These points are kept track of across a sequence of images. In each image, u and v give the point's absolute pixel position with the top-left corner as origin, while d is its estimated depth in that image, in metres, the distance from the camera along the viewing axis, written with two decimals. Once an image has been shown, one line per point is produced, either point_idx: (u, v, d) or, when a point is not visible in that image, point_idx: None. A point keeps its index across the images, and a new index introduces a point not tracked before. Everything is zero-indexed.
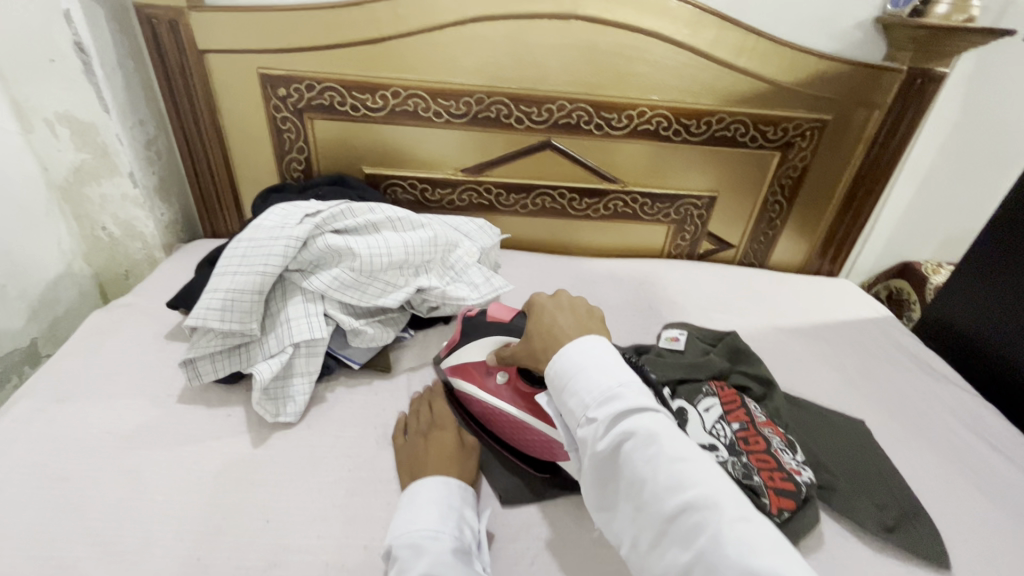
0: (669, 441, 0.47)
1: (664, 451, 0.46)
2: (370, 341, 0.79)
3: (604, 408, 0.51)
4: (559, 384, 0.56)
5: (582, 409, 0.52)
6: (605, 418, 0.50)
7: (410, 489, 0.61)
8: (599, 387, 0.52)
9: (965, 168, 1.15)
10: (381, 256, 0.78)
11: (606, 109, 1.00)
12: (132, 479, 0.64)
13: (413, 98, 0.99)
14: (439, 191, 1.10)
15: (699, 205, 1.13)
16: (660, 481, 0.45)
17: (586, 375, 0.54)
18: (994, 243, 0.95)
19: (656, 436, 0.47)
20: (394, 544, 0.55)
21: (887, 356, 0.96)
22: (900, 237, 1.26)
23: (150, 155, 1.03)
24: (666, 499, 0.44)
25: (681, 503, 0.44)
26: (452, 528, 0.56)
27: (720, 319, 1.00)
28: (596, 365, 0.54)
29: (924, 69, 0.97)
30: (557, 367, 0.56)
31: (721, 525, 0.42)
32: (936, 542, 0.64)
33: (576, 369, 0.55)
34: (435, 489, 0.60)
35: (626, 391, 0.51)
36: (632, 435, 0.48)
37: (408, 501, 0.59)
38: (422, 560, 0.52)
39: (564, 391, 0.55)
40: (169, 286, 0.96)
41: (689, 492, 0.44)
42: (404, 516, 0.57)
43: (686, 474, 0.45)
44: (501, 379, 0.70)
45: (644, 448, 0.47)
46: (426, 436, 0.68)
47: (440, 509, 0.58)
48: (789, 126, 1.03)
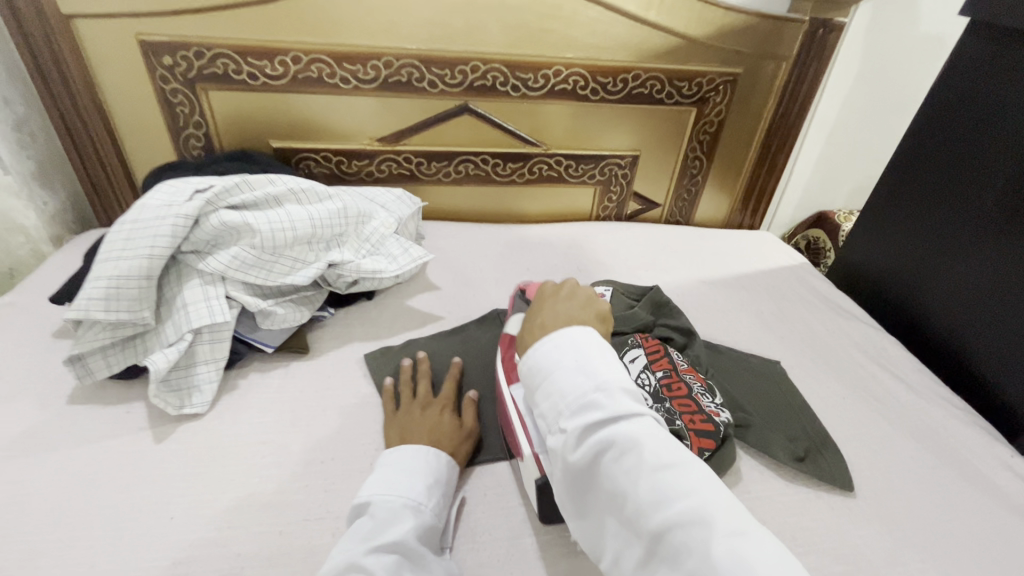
0: (651, 449, 0.46)
1: (645, 462, 0.45)
2: (282, 321, 0.75)
3: (579, 415, 0.49)
4: (533, 384, 0.54)
5: (556, 416, 0.51)
6: (576, 424, 0.48)
7: (402, 453, 0.59)
8: (572, 392, 0.50)
9: (870, 119, 1.20)
10: (284, 231, 0.73)
11: (521, 68, 0.98)
12: (16, 489, 0.58)
13: (316, 63, 0.93)
14: (356, 163, 1.05)
15: (623, 164, 1.13)
16: (643, 498, 0.44)
17: (560, 375, 0.52)
18: (893, 187, 1.00)
19: (636, 446, 0.46)
20: (374, 501, 0.54)
21: (802, 299, 1.01)
22: (813, 189, 1.31)
23: (22, 137, 0.92)
24: (651, 515, 0.43)
25: (666, 519, 0.42)
26: (434, 505, 0.56)
27: (646, 276, 1.01)
28: (572, 366, 0.52)
29: (824, 19, 1.00)
30: (532, 363, 0.55)
31: (714, 542, 0.40)
32: (840, 467, 0.68)
33: (550, 370, 0.53)
34: (427, 459, 0.60)
35: (603, 395, 0.49)
36: (610, 448, 0.46)
37: (397, 464, 0.58)
38: (397, 529, 0.52)
39: (539, 394, 0.53)
40: (56, 279, 0.87)
41: (675, 506, 0.42)
42: (391, 476, 0.57)
43: (672, 486, 0.43)
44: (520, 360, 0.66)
45: (624, 461, 0.45)
46: (426, 409, 0.67)
47: (428, 484, 0.57)
48: (703, 81, 1.04)
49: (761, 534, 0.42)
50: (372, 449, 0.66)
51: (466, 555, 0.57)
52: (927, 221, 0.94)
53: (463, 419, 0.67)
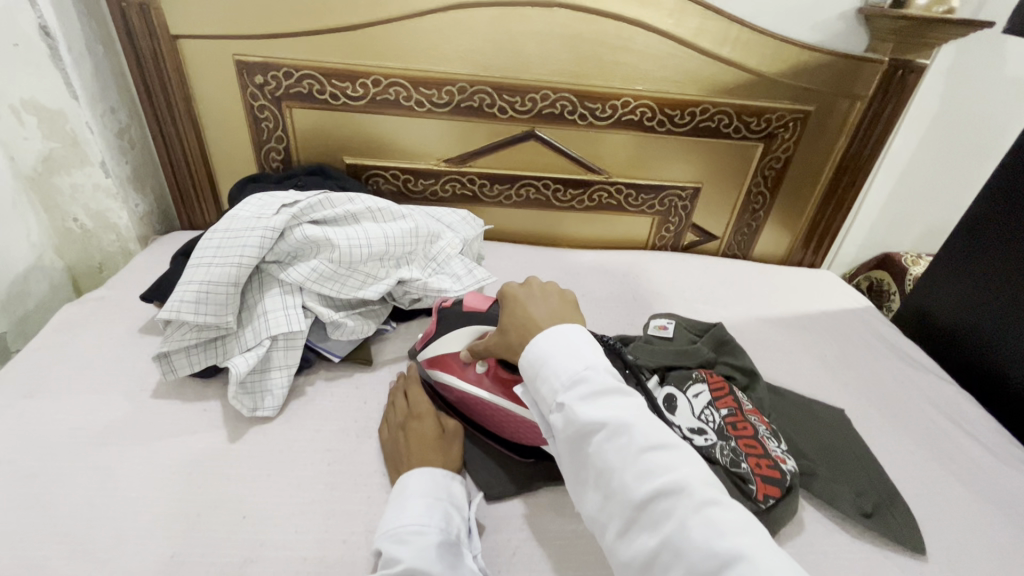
0: (641, 429, 0.46)
1: (633, 440, 0.45)
2: (351, 333, 0.78)
3: (574, 392, 0.49)
4: (527, 370, 0.54)
5: (551, 394, 0.51)
6: (570, 400, 0.49)
7: (400, 481, 0.60)
8: (566, 370, 0.51)
9: (946, 160, 1.16)
10: (360, 247, 0.77)
11: (590, 98, 0.99)
12: (104, 476, 0.63)
13: (394, 86, 0.97)
14: (422, 182, 1.08)
15: (683, 196, 1.13)
16: (631, 473, 0.44)
17: (554, 357, 0.52)
18: (974, 233, 0.96)
19: (627, 425, 0.46)
20: (380, 541, 0.54)
21: (868, 345, 0.97)
22: (881, 228, 1.27)
23: (122, 144, 1.00)
24: (638, 486, 0.43)
25: (651, 491, 0.43)
26: (439, 521, 0.56)
27: (704, 311, 1.00)
28: (562, 348, 0.53)
29: (905, 60, 0.98)
30: (527, 355, 0.54)
31: (691, 512, 0.41)
32: (911, 527, 0.65)
33: (544, 354, 0.53)
34: (423, 481, 0.59)
35: (594, 374, 0.50)
36: (603, 428, 0.46)
37: (398, 493, 0.58)
38: (403, 554, 0.52)
39: (536, 378, 0.53)
40: (144, 279, 0.93)
41: (661, 480, 0.43)
42: (393, 509, 0.57)
43: (659, 462, 0.44)
44: (481, 370, 0.67)
45: (615, 439, 0.46)
46: (407, 426, 0.67)
47: (427, 502, 0.57)
48: (771, 117, 1.03)
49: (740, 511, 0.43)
50: None
51: None
52: (1005, 272, 0.90)
53: (443, 422, 0.69)
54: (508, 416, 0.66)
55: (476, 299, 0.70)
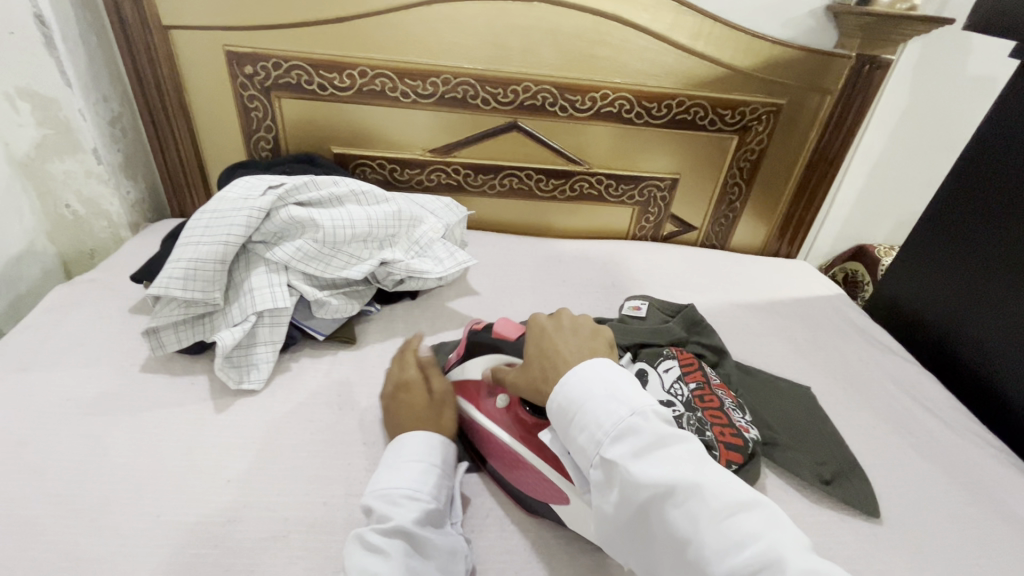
0: (711, 492, 0.44)
1: (704, 502, 0.43)
2: (335, 312, 0.81)
3: (621, 447, 0.48)
4: (565, 419, 0.52)
5: (595, 447, 0.49)
6: (623, 459, 0.47)
7: (398, 442, 0.62)
8: (611, 420, 0.49)
9: (915, 154, 1.20)
10: (344, 229, 0.80)
11: (570, 91, 1.03)
12: (94, 443, 0.65)
13: (381, 78, 1.00)
14: (408, 172, 1.12)
15: (662, 187, 1.16)
16: (708, 544, 0.42)
17: (595, 405, 0.50)
18: (938, 221, 1.00)
19: (695, 489, 0.44)
20: (372, 498, 0.56)
21: (837, 329, 1.01)
22: (854, 220, 1.31)
23: (115, 132, 1.02)
24: (717, 560, 0.41)
25: (735, 567, 0.40)
26: (432, 487, 0.59)
27: (680, 296, 1.03)
28: (603, 394, 0.51)
29: (871, 56, 1.02)
30: (560, 400, 0.53)
31: None
32: (868, 493, 0.68)
33: (583, 402, 0.51)
34: (417, 446, 0.61)
35: (643, 424, 0.48)
36: (667, 492, 0.44)
37: (394, 455, 0.61)
38: (397, 515, 0.54)
39: (574, 427, 0.51)
40: (134, 262, 0.95)
41: (747, 550, 0.41)
42: (386, 470, 0.59)
43: (737, 529, 0.42)
44: (501, 404, 0.66)
45: (683, 506, 0.44)
46: (401, 396, 0.69)
47: (424, 467, 0.59)
48: (745, 110, 1.07)
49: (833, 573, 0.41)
50: None
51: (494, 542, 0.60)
52: (966, 258, 0.94)
53: (434, 386, 0.70)
54: (514, 460, 0.62)
55: (505, 326, 0.68)
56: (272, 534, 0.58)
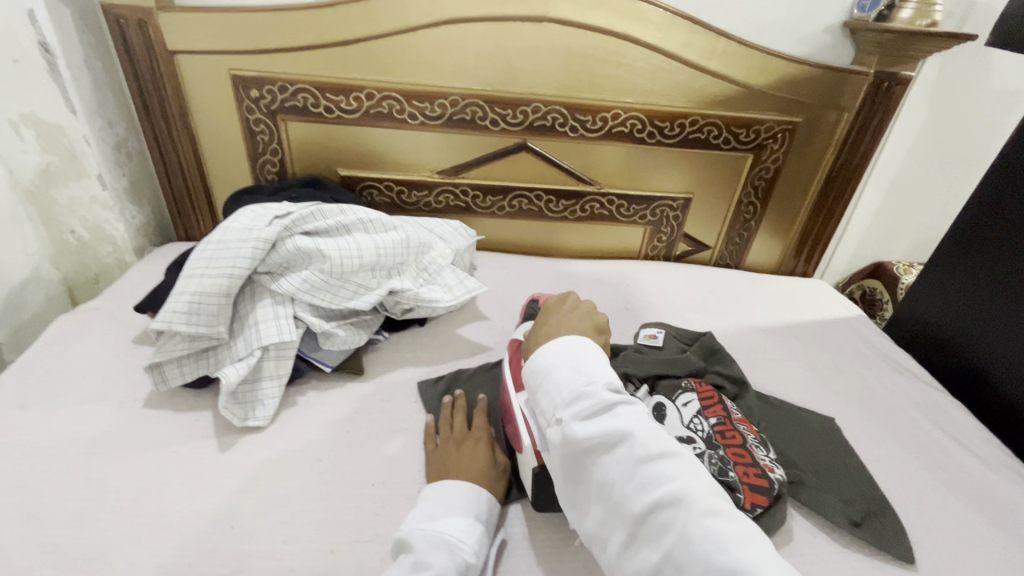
0: (643, 443, 0.48)
1: (632, 452, 0.47)
2: (342, 344, 0.79)
3: (574, 407, 0.51)
4: (532, 382, 0.57)
5: (552, 409, 0.53)
6: (570, 417, 0.51)
7: (444, 488, 0.60)
8: (568, 385, 0.53)
9: (935, 170, 1.17)
10: (351, 258, 0.78)
11: (580, 111, 1.01)
12: (94, 487, 0.63)
13: (388, 100, 0.99)
14: (416, 193, 1.10)
15: (675, 206, 1.14)
16: (633, 486, 0.46)
17: (556, 372, 0.55)
18: (962, 242, 0.96)
19: (629, 440, 0.48)
20: (412, 535, 0.55)
21: (859, 354, 0.97)
22: (872, 238, 1.28)
23: (120, 157, 1.01)
24: (638, 500, 0.46)
25: (651, 504, 0.45)
26: (471, 543, 0.55)
27: (695, 319, 1.00)
28: (566, 362, 0.55)
29: (890, 72, 0.99)
30: (531, 367, 0.58)
31: (692, 521, 0.43)
32: (901, 536, 0.65)
33: (549, 370, 0.56)
34: (464, 495, 0.59)
35: (595, 389, 0.52)
36: (603, 442, 0.48)
37: (437, 500, 0.59)
38: (436, 560, 0.52)
39: (538, 391, 0.56)
40: (138, 290, 0.93)
41: (662, 492, 0.45)
42: (431, 511, 0.57)
43: (661, 474, 0.46)
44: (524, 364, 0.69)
45: (618, 455, 0.48)
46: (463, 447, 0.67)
47: (467, 521, 0.57)
48: (760, 128, 1.05)
49: (738, 519, 0.45)
50: (420, 476, 0.67)
51: None
52: (994, 281, 0.90)
53: (496, 455, 0.67)
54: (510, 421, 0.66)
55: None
56: None
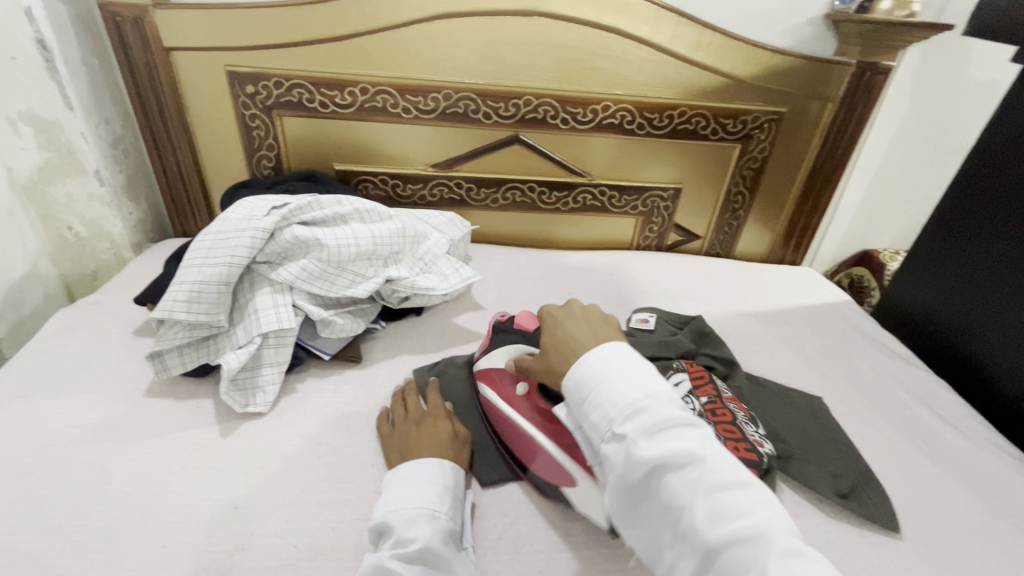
0: (711, 466, 0.46)
1: (703, 477, 0.45)
2: (340, 331, 0.80)
3: (633, 424, 0.49)
4: (581, 397, 0.54)
5: (607, 423, 0.51)
6: (633, 434, 0.48)
7: (410, 466, 0.61)
8: (625, 399, 0.51)
9: (918, 159, 1.20)
10: (349, 247, 0.79)
11: (571, 103, 1.03)
12: (99, 471, 0.64)
13: (382, 94, 1.00)
14: (410, 187, 1.11)
15: (665, 197, 1.16)
16: (702, 512, 0.44)
17: (609, 386, 0.52)
18: (944, 226, 0.99)
19: (697, 463, 0.46)
20: (388, 519, 0.56)
21: (846, 337, 1.00)
22: (858, 226, 1.31)
23: (117, 154, 1.02)
24: (710, 531, 0.43)
25: (725, 535, 0.43)
26: (446, 509, 0.58)
27: (686, 306, 1.03)
28: (618, 374, 0.53)
29: (872, 62, 1.02)
30: (576, 379, 0.55)
31: (773, 559, 0.41)
32: (885, 506, 0.67)
33: (599, 382, 0.53)
34: (431, 468, 0.61)
35: (655, 404, 0.50)
36: (670, 465, 0.46)
37: (405, 479, 0.60)
38: (417, 536, 0.54)
39: (586, 404, 0.53)
40: (137, 284, 0.95)
41: (738, 524, 0.43)
42: (401, 491, 0.59)
43: (731, 503, 0.44)
44: (522, 392, 0.68)
45: (684, 478, 0.46)
46: (421, 424, 0.69)
47: (438, 490, 0.59)
48: (747, 119, 1.07)
49: (817, 555, 0.43)
50: None
51: (507, 566, 0.58)
52: (975, 263, 0.93)
53: (455, 428, 0.70)
54: (533, 453, 0.65)
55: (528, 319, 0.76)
56: (281, 563, 0.57)
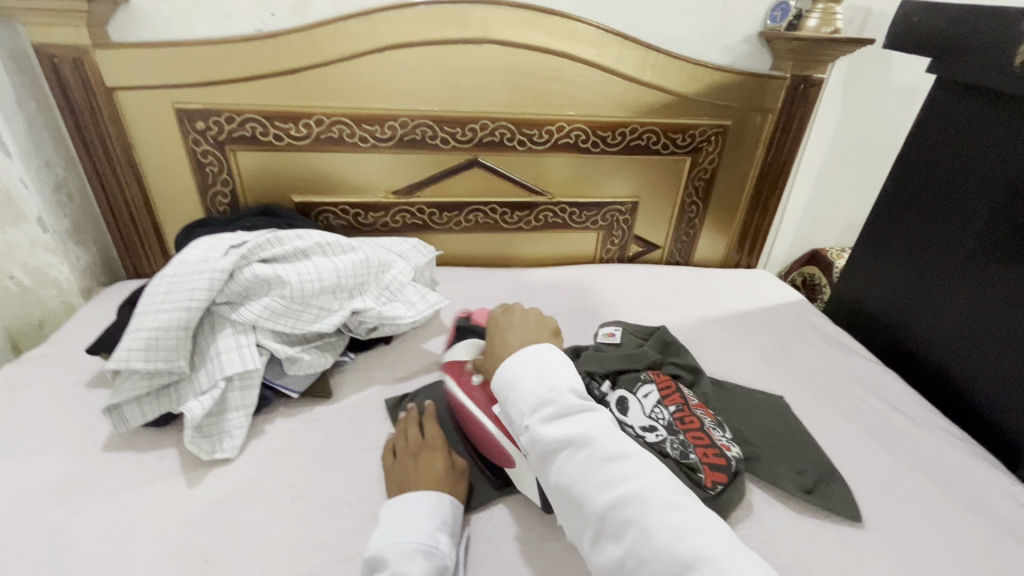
0: (601, 443, 0.52)
1: (594, 454, 0.52)
2: (308, 367, 0.79)
3: (538, 415, 0.56)
4: (500, 395, 0.61)
5: (520, 417, 0.58)
6: (537, 424, 0.55)
7: (406, 500, 0.61)
8: (532, 394, 0.58)
9: (853, 162, 1.28)
10: (312, 282, 0.78)
11: (527, 125, 1.06)
12: (55, 535, 0.60)
13: (337, 125, 1.00)
14: (372, 215, 1.11)
15: (624, 211, 1.20)
16: (593, 483, 0.50)
17: (520, 384, 0.59)
18: (886, 219, 1.04)
19: (587, 442, 0.52)
20: (383, 551, 0.55)
21: (802, 335, 1.04)
22: (806, 228, 1.37)
23: (61, 198, 0.98)
24: (600, 497, 0.49)
25: (611, 500, 0.49)
26: (443, 546, 0.57)
27: (650, 316, 1.05)
28: (530, 373, 0.60)
29: (804, 76, 1.09)
30: (498, 379, 0.61)
31: (646, 515, 0.47)
32: (848, 498, 0.70)
33: (513, 380, 0.60)
34: (428, 502, 0.61)
35: (557, 395, 0.57)
36: (567, 446, 0.53)
37: (405, 510, 0.60)
38: (411, 571, 0.53)
39: (505, 402, 0.60)
40: (89, 332, 0.91)
41: (621, 488, 0.49)
42: (399, 524, 0.58)
43: (618, 473, 0.50)
44: (478, 381, 0.70)
45: (578, 456, 0.52)
46: (417, 458, 0.68)
47: (435, 524, 0.59)
48: (695, 133, 1.12)
49: (692, 508, 0.49)
50: None
51: None
52: (914, 253, 0.98)
53: (453, 458, 0.69)
54: (491, 443, 0.67)
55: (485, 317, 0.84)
56: None
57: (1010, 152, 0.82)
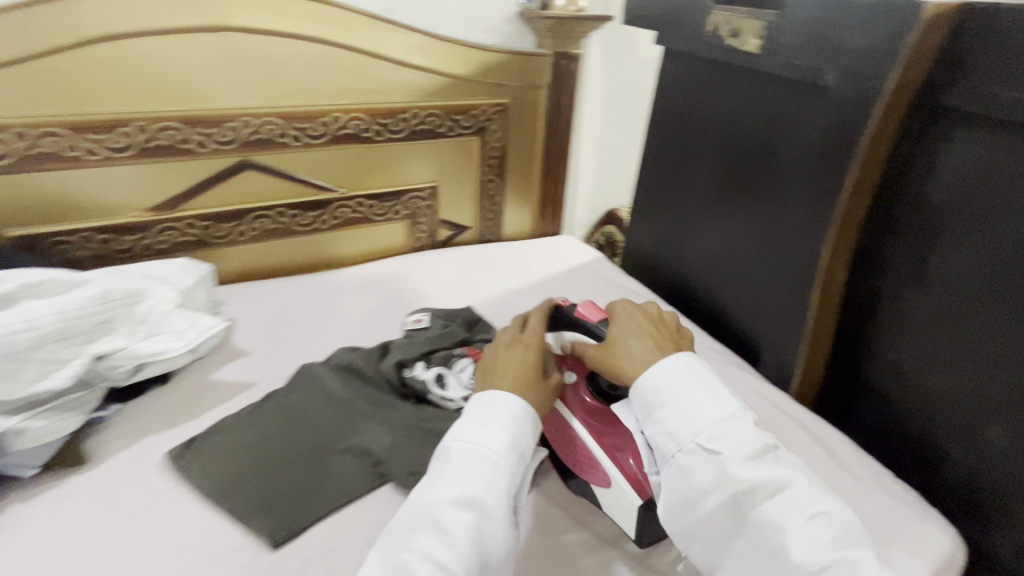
0: (801, 493, 0.49)
1: (797, 501, 0.48)
2: (38, 437, 0.64)
3: (723, 442, 0.51)
4: (655, 406, 0.55)
5: (689, 435, 0.53)
6: (725, 450, 0.50)
7: (492, 397, 0.58)
8: (710, 414, 0.53)
9: (624, 128, 1.43)
10: (23, 331, 0.65)
11: (296, 118, 0.98)
12: None
13: (48, 136, 0.83)
14: (127, 238, 0.94)
15: (423, 197, 1.18)
16: (797, 534, 0.47)
17: (690, 398, 0.54)
18: (648, 177, 1.14)
19: (785, 486, 0.49)
20: (454, 446, 0.54)
21: (599, 290, 1.15)
22: (598, 191, 1.51)
23: None
24: (809, 555, 0.46)
25: (822, 561, 0.45)
26: (513, 464, 0.54)
27: (463, 297, 1.07)
28: (701, 389, 0.55)
29: (563, 51, 1.17)
30: (652, 385, 0.56)
31: None
32: None
33: (679, 391, 0.55)
34: (510, 405, 0.57)
35: (741, 422, 0.52)
36: (761, 485, 0.49)
37: (480, 413, 0.57)
38: (473, 481, 0.51)
39: (665, 414, 0.55)
40: None
41: (832, 550, 0.46)
42: (471, 427, 0.56)
43: (820, 529, 0.47)
44: (569, 379, 0.67)
45: (776, 499, 0.49)
46: (507, 351, 0.64)
47: (508, 436, 0.55)
48: (476, 113, 1.15)
49: None
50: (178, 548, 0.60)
51: None
52: (669, 204, 1.11)
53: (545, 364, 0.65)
54: (578, 451, 0.63)
55: (593, 311, 0.68)
56: None
57: (712, 111, 0.97)
